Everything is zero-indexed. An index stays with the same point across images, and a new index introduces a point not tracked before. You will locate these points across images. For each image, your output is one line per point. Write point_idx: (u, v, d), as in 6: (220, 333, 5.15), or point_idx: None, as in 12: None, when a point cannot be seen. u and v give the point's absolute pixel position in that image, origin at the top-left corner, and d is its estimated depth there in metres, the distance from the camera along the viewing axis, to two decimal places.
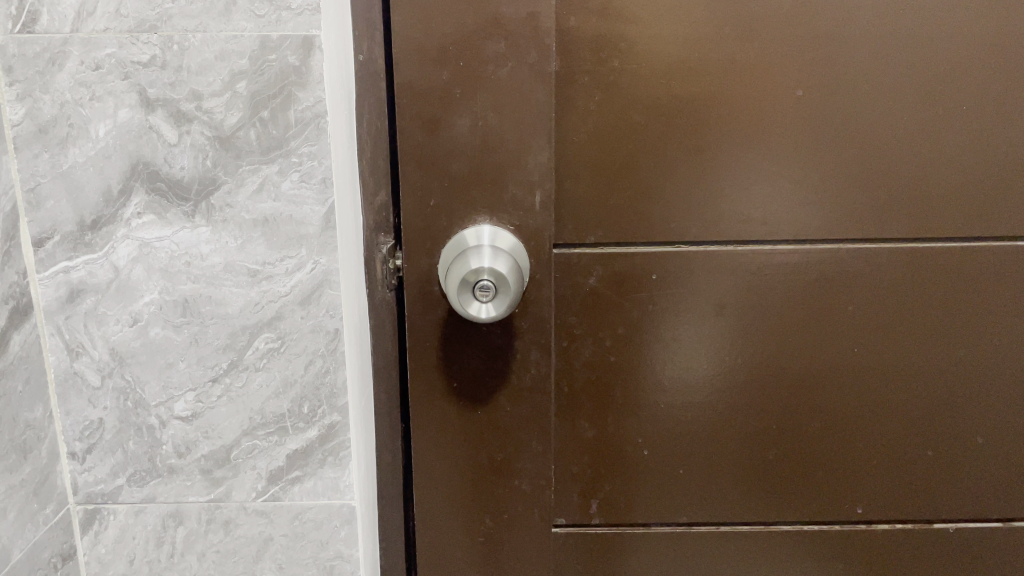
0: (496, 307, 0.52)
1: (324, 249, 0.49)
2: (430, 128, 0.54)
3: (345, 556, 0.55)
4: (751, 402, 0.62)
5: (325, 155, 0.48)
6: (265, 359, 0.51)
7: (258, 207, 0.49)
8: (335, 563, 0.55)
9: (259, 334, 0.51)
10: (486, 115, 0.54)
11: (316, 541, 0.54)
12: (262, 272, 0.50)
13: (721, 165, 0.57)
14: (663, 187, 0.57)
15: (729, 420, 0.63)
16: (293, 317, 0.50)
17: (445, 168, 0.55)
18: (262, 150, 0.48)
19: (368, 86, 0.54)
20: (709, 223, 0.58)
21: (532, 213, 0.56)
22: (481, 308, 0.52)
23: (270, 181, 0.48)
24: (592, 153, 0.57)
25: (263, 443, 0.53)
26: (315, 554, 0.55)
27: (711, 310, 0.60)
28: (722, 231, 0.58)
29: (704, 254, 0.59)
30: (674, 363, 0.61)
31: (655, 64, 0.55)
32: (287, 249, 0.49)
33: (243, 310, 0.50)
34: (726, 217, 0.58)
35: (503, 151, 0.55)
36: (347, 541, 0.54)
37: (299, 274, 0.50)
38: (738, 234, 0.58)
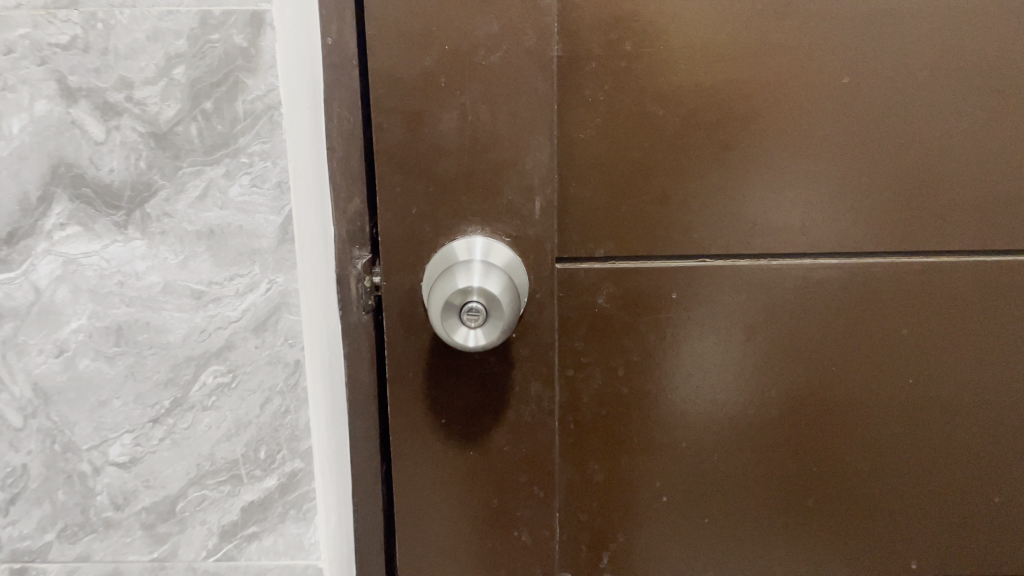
0: (486, 335, 0.44)
1: (280, 265, 0.41)
2: (412, 124, 0.46)
3: None
4: (787, 440, 0.54)
5: (281, 154, 0.40)
6: (214, 396, 0.43)
7: (201, 217, 0.41)
8: None
9: (206, 367, 0.43)
10: (477, 108, 0.46)
11: None
12: (208, 294, 0.42)
13: (753, 166, 0.48)
14: (684, 191, 0.49)
15: (760, 461, 0.54)
16: (245, 346, 0.42)
17: (429, 170, 0.47)
18: (205, 148, 0.40)
19: (339, 74, 0.46)
20: (738, 233, 0.50)
21: (531, 222, 0.48)
22: (469, 336, 0.44)
23: (215, 185, 0.40)
24: (601, 152, 0.48)
25: (213, 495, 0.45)
26: None
27: (741, 334, 0.52)
28: (753, 241, 0.50)
29: (733, 269, 0.50)
30: (697, 396, 0.53)
31: (675, 48, 0.46)
32: (238, 266, 0.41)
33: (186, 339, 0.42)
34: (758, 226, 0.50)
35: (496, 150, 0.47)
36: None
37: (252, 296, 0.42)
38: (771, 246, 0.50)
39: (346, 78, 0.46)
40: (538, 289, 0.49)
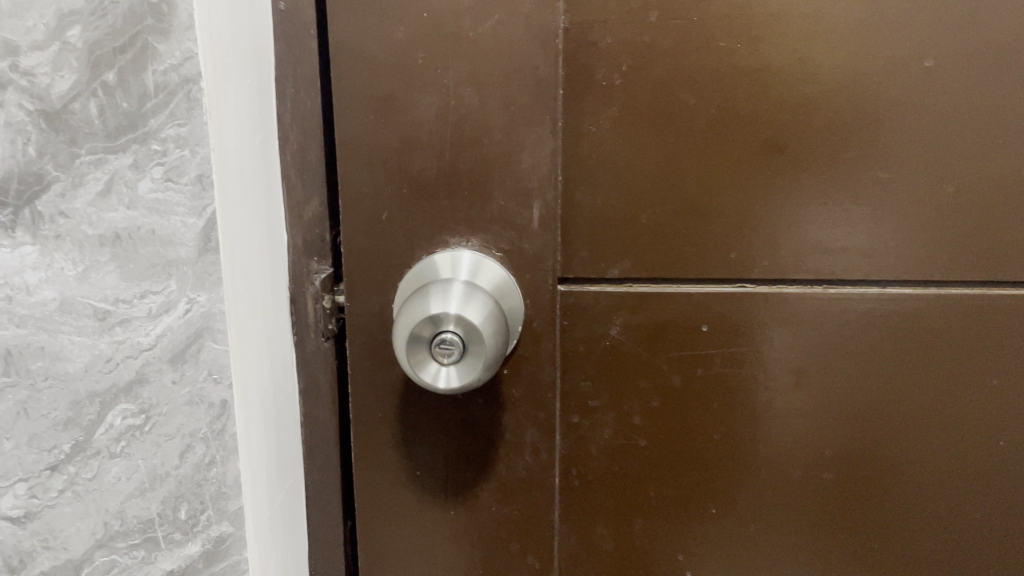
0: (459, 377, 0.35)
1: (202, 282, 0.33)
2: (382, 110, 0.37)
3: None
4: (841, 517, 0.43)
5: (201, 142, 0.32)
6: (123, 441, 0.35)
7: (105, 219, 0.32)
8: None
9: (112, 406, 0.34)
10: (460, 91, 0.37)
11: None
12: (114, 314, 0.33)
13: (811, 169, 0.38)
14: (721, 199, 0.39)
15: (808, 541, 0.43)
16: (160, 382, 0.34)
17: (403, 167, 0.38)
18: (108, 131, 0.32)
19: (293, 48, 0.37)
20: (788, 253, 0.40)
21: (527, 233, 0.39)
22: (437, 375, 0.35)
23: (121, 178, 0.32)
24: (618, 149, 0.39)
25: (125, 561, 0.36)
26: None
27: (789, 382, 0.41)
28: (807, 264, 0.40)
29: (780, 299, 0.40)
30: (731, 457, 0.42)
31: (715, 18, 0.37)
32: (150, 282, 0.33)
33: (88, 370, 0.34)
34: (813, 244, 0.39)
35: (485, 143, 0.38)
36: None
37: (167, 319, 0.33)
38: (830, 270, 0.40)
39: (302, 52, 0.37)
40: (533, 316, 0.40)
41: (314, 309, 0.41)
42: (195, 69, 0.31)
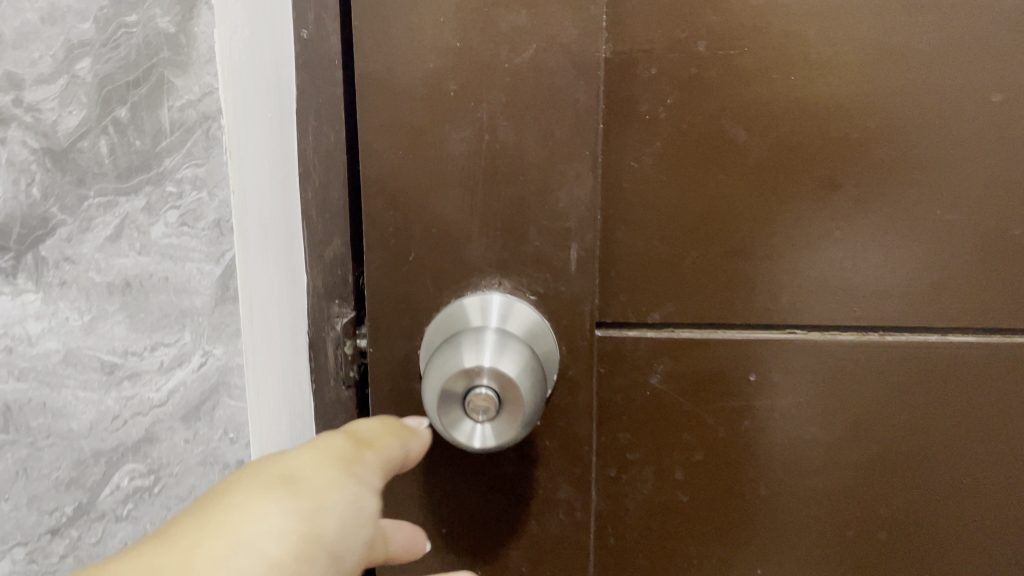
0: (499, 432, 0.32)
1: (218, 334, 0.30)
2: (410, 144, 0.35)
3: None
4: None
5: (219, 183, 0.29)
6: (130, 503, 0.32)
7: (115, 265, 0.30)
8: None
9: (119, 466, 0.32)
10: (496, 125, 0.35)
11: None
12: (122, 367, 0.31)
13: (868, 208, 0.36)
14: (770, 240, 0.36)
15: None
16: (172, 441, 0.32)
17: (432, 204, 0.36)
18: (119, 171, 0.29)
19: (316, 79, 0.35)
20: (842, 298, 0.37)
21: (564, 276, 0.36)
22: (474, 433, 0.32)
23: (132, 222, 0.30)
24: (662, 187, 0.36)
25: None
26: None
27: (841, 435, 0.38)
28: (862, 310, 0.37)
29: (833, 346, 0.37)
30: (777, 515, 0.39)
31: (768, 49, 0.34)
32: (161, 333, 0.30)
33: (93, 427, 0.31)
34: (869, 288, 0.37)
35: (521, 180, 0.35)
36: None
37: (180, 374, 0.31)
38: (887, 317, 0.37)
39: (326, 83, 0.35)
40: (569, 364, 0.37)
41: (333, 354, 0.38)
42: (215, 104, 0.28)
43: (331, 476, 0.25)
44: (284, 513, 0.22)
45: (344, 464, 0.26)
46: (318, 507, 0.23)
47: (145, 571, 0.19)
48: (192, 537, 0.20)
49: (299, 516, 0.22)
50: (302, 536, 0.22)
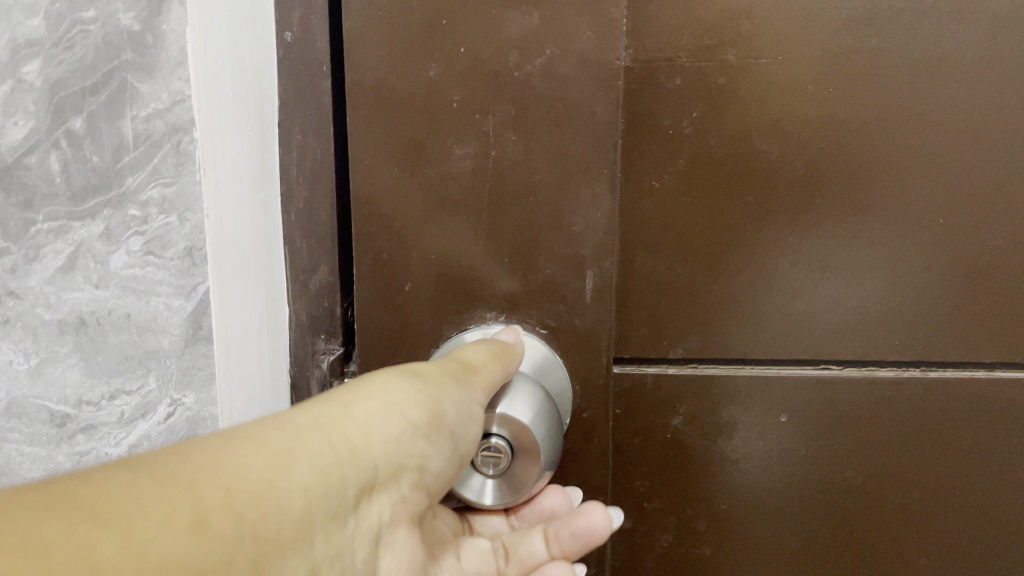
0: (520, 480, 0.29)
1: (188, 380, 0.26)
2: (408, 162, 0.31)
3: None
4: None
5: (190, 205, 0.25)
6: None
7: (67, 301, 0.26)
8: None
9: None
10: (504, 140, 0.31)
11: None
12: (76, 419, 0.27)
13: (913, 237, 0.32)
14: (803, 269, 0.33)
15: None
16: None
17: (433, 228, 0.32)
18: (73, 192, 0.25)
19: (302, 87, 0.31)
20: (882, 332, 0.34)
21: (579, 307, 0.33)
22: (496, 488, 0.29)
23: (88, 250, 0.25)
24: (685, 209, 0.33)
25: None
26: None
27: (878, 480, 0.35)
28: (903, 343, 0.34)
29: (871, 384, 0.34)
30: (806, 568, 0.36)
31: (808, 58, 0.31)
32: (122, 379, 0.26)
33: None
34: (912, 322, 0.33)
35: (531, 202, 0.32)
36: None
37: (144, 426, 0.27)
38: (931, 351, 0.34)
39: (313, 92, 0.31)
40: (583, 405, 0.34)
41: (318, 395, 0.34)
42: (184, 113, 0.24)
43: (447, 370, 0.26)
44: (405, 400, 0.24)
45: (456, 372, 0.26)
46: (439, 400, 0.24)
47: (270, 472, 0.19)
48: (329, 421, 0.22)
49: (422, 403, 0.24)
50: (425, 414, 0.24)
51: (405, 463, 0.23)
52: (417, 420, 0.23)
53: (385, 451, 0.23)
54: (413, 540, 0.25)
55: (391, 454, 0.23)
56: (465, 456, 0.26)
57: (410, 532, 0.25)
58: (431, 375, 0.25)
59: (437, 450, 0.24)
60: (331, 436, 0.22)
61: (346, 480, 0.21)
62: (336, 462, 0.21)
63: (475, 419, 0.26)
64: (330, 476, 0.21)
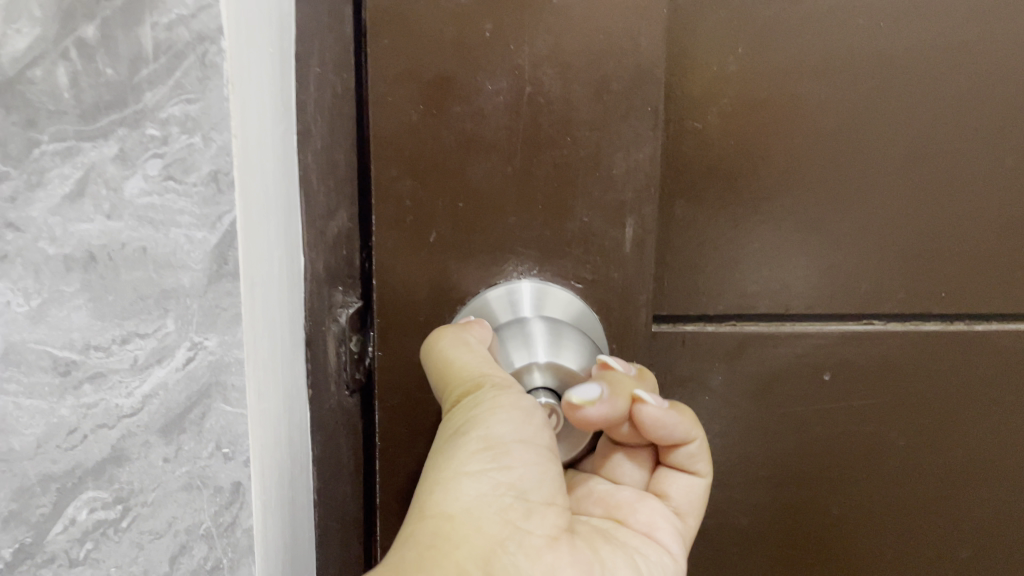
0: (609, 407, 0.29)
1: (208, 319, 0.24)
2: (436, 100, 0.29)
3: None
4: (932, 573, 0.40)
5: (217, 123, 0.22)
6: (88, 543, 0.25)
7: (75, 232, 0.23)
8: None
9: (75, 496, 0.25)
10: (542, 75, 0.29)
11: None
12: (82, 364, 0.24)
13: (941, 183, 0.34)
14: (841, 220, 0.34)
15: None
16: (147, 459, 0.25)
17: (463, 175, 0.30)
18: (83, 109, 0.22)
19: (320, 15, 0.29)
20: (914, 285, 0.35)
21: (617, 256, 0.31)
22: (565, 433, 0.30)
23: (100, 175, 0.23)
24: (726, 153, 0.33)
25: None
26: None
27: (905, 415, 0.37)
28: (931, 292, 0.35)
29: (907, 338, 0.35)
30: (835, 500, 0.38)
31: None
32: (136, 320, 0.24)
33: (40, 446, 0.24)
34: (937, 271, 0.35)
35: (569, 143, 0.30)
36: None
37: (160, 371, 0.24)
38: (950, 290, 0.35)
39: (334, 22, 0.29)
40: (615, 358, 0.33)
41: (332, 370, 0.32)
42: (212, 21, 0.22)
43: (476, 400, 0.26)
44: (462, 456, 0.25)
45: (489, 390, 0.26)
46: (484, 432, 0.25)
47: None
48: (418, 531, 0.24)
49: (473, 447, 0.25)
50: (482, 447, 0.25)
51: (505, 503, 0.25)
52: (481, 462, 0.25)
53: (479, 499, 0.24)
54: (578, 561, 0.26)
55: (490, 506, 0.24)
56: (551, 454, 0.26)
57: (559, 550, 0.25)
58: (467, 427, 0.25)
59: (523, 470, 0.25)
60: (429, 538, 0.23)
61: (465, 558, 0.23)
62: (451, 548, 0.23)
63: (530, 421, 0.25)
64: (449, 549, 0.23)
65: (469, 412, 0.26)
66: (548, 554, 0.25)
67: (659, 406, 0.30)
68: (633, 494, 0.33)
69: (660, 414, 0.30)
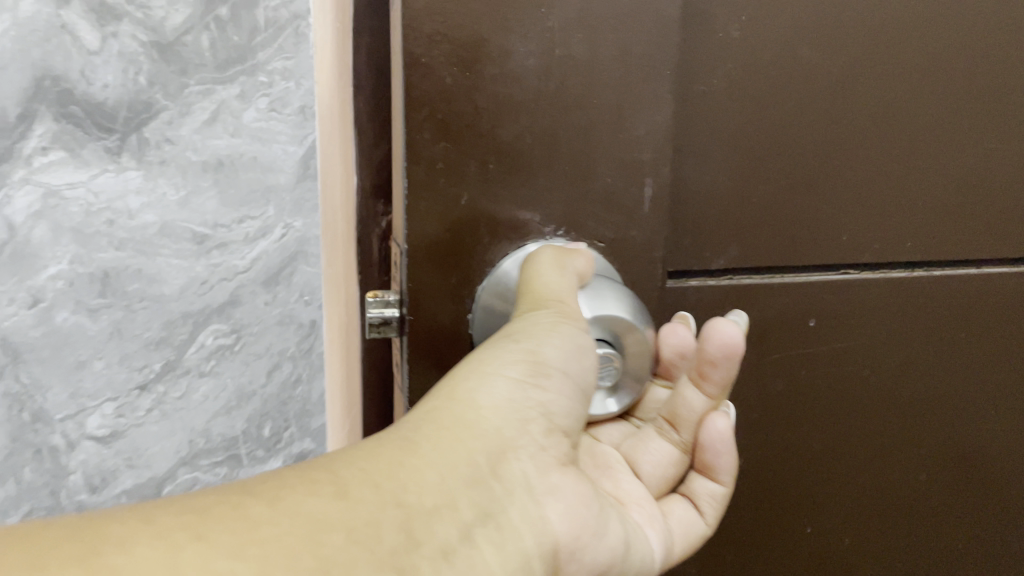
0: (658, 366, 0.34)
1: (298, 208, 0.37)
2: (467, 64, 0.29)
3: None
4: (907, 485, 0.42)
5: (304, 75, 0.35)
6: (213, 360, 0.38)
7: (209, 145, 0.35)
8: None
9: (206, 326, 0.37)
10: (561, 39, 0.29)
11: None
12: (212, 238, 0.36)
13: (921, 153, 0.36)
14: (842, 182, 0.36)
15: (857, 533, 0.42)
16: (253, 303, 0.38)
17: (492, 134, 0.30)
18: (218, 63, 0.34)
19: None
20: (913, 234, 0.37)
21: (635, 216, 0.33)
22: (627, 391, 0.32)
23: (227, 108, 0.35)
24: (729, 116, 0.33)
25: (208, 478, 0.39)
26: None
27: (880, 338, 0.39)
28: (905, 237, 0.37)
29: (888, 284, 0.38)
30: (818, 429, 0.40)
31: None
32: (248, 207, 0.36)
33: (183, 292, 0.36)
34: (918, 221, 0.37)
35: (594, 109, 0.31)
36: None
37: (263, 244, 0.37)
38: (927, 233, 0.38)
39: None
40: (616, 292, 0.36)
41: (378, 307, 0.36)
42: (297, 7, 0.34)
43: (536, 319, 0.28)
44: (506, 358, 0.27)
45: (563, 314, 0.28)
46: (534, 349, 0.27)
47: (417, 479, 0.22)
48: (442, 403, 0.25)
49: (519, 359, 0.27)
50: (526, 364, 0.27)
51: (530, 414, 0.27)
52: (520, 375, 0.27)
53: (500, 412, 0.26)
54: (567, 495, 0.28)
55: (507, 414, 0.26)
56: (580, 385, 0.29)
57: (564, 476, 0.28)
58: (514, 332, 0.28)
59: (552, 392, 0.27)
60: (450, 417, 0.25)
61: (476, 448, 0.24)
62: (464, 438, 0.24)
63: (578, 356, 0.28)
64: (466, 436, 0.24)
65: (524, 324, 0.28)
66: (555, 473, 0.27)
67: (729, 428, 0.33)
68: (638, 490, 0.34)
69: (725, 434, 0.33)
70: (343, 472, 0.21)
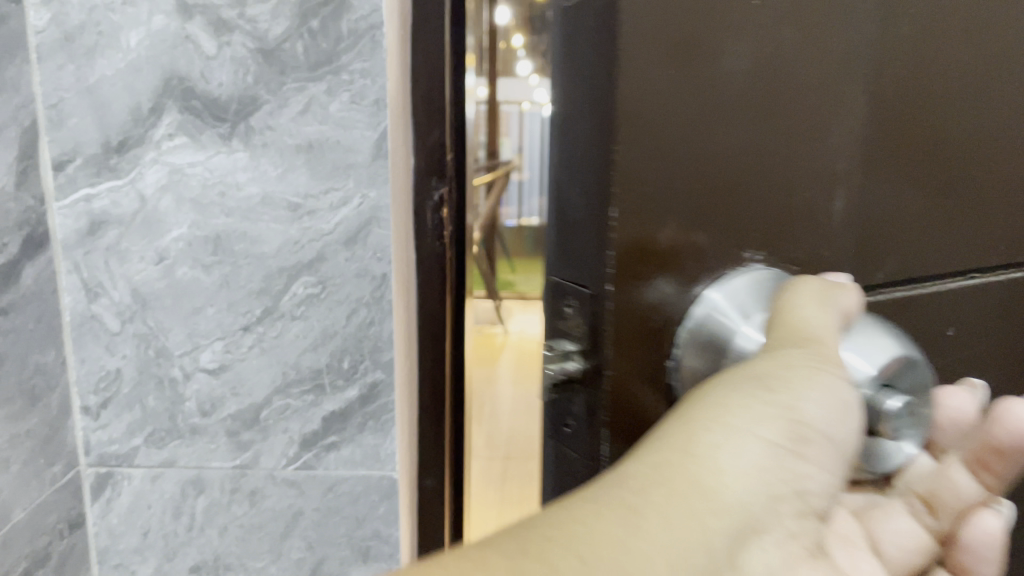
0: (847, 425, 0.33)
1: (373, 180, 0.46)
2: (676, 59, 0.29)
3: (383, 535, 0.51)
4: None
5: (378, 73, 0.44)
6: (302, 305, 0.47)
7: (303, 130, 0.45)
8: (371, 543, 0.51)
9: (298, 278, 0.47)
10: (755, 54, 0.31)
11: (352, 518, 0.51)
12: (303, 207, 0.46)
13: (934, 183, 0.39)
14: (885, 219, 0.37)
15: None
16: (335, 259, 0.47)
17: (674, 151, 0.30)
18: (310, 65, 0.44)
19: None
20: (918, 261, 0.39)
21: (776, 220, 0.33)
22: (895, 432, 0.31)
23: (316, 101, 0.44)
24: (819, 161, 0.34)
25: (298, 403, 0.49)
26: (349, 532, 0.51)
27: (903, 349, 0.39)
28: (914, 259, 0.39)
29: (907, 297, 0.39)
30: None
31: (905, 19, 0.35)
32: (333, 180, 0.46)
33: (280, 249, 0.46)
34: (924, 246, 0.39)
35: (765, 126, 0.32)
36: (385, 519, 0.51)
37: (344, 210, 0.46)
38: (930, 255, 0.40)
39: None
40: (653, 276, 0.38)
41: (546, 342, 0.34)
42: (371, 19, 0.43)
43: (792, 365, 0.29)
44: (766, 423, 0.28)
45: (823, 361, 0.29)
46: (795, 408, 0.28)
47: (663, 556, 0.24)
48: (686, 442, 0.27)
49: (772, 423, 0.28)
50: (788, 432, 0.28)
51: (779, 492, 0.27)
52: (775, 439, 0.28)
53: (750, 481, 0.27)
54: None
55: (756, 484, 0.27)
56: (842, 460, 0.30)
57: (813, 566, 0.28)
58: (774, 385, 0.28)
59: (813, 469, 0.29)
60: (697, 479, 0.26)
61: (712, 520, 0.26)
62: (706, 498, 0.26)
63: (837, 416, 0.29)
64: (700, 499, 0.26)
65: (772, 364, 0.29)
66: (806, 566, 0.28)
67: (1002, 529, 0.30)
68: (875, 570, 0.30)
69: (995, 536, 0.30)
70: (618, 508, 0.25)
